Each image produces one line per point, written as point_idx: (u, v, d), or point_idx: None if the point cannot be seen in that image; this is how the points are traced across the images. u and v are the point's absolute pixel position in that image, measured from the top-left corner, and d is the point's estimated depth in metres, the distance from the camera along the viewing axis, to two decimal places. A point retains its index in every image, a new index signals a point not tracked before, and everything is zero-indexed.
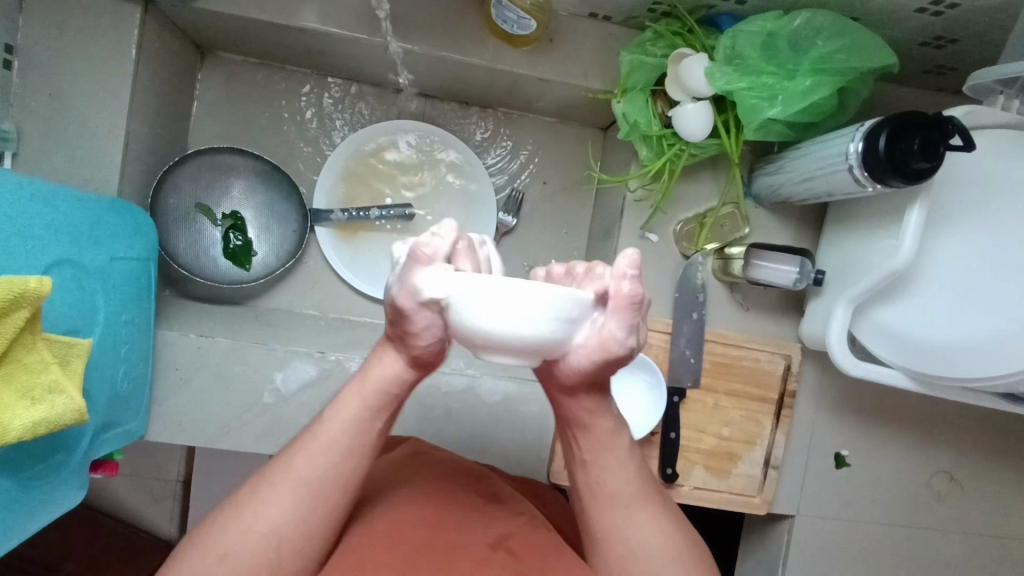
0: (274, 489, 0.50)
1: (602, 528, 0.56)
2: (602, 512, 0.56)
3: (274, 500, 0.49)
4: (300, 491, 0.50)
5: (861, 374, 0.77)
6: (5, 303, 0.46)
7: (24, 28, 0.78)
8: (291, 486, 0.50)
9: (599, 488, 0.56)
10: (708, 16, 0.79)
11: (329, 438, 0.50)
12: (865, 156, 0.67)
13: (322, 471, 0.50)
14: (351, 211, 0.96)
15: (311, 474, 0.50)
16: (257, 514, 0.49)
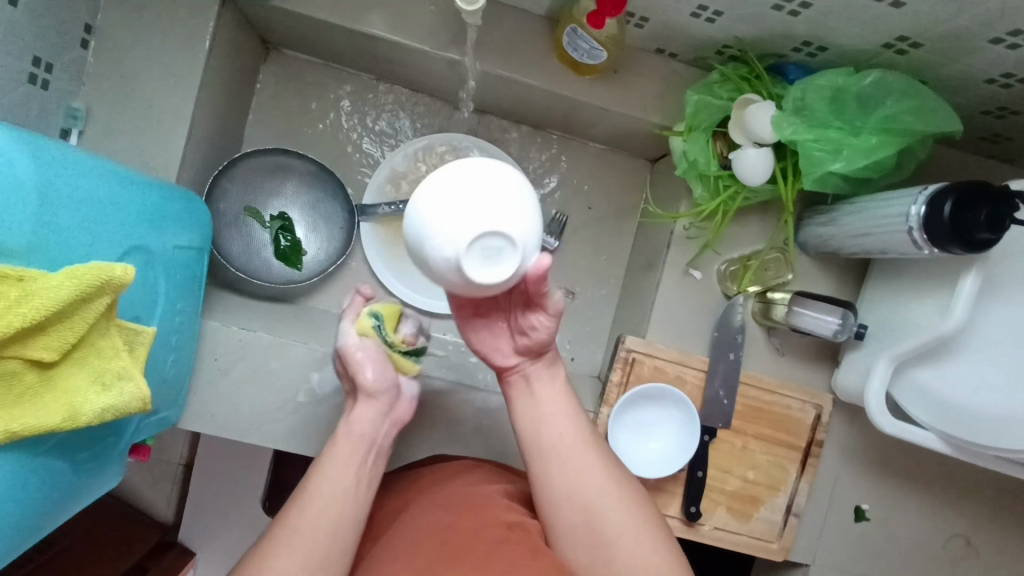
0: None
1: (544, 445, 0.63)
2: (544, 427, 0.64)
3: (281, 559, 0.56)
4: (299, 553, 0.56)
5: (895, 433, 0.78)
6: (93, 288, 0.46)
7: (105, 10, 0.79)
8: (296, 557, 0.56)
9: (540, 407, 0.65)
10: (777, 64, 0.80)
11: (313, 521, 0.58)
12: (927, 220, 0.68)
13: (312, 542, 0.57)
14: (397, 205, 0.97)
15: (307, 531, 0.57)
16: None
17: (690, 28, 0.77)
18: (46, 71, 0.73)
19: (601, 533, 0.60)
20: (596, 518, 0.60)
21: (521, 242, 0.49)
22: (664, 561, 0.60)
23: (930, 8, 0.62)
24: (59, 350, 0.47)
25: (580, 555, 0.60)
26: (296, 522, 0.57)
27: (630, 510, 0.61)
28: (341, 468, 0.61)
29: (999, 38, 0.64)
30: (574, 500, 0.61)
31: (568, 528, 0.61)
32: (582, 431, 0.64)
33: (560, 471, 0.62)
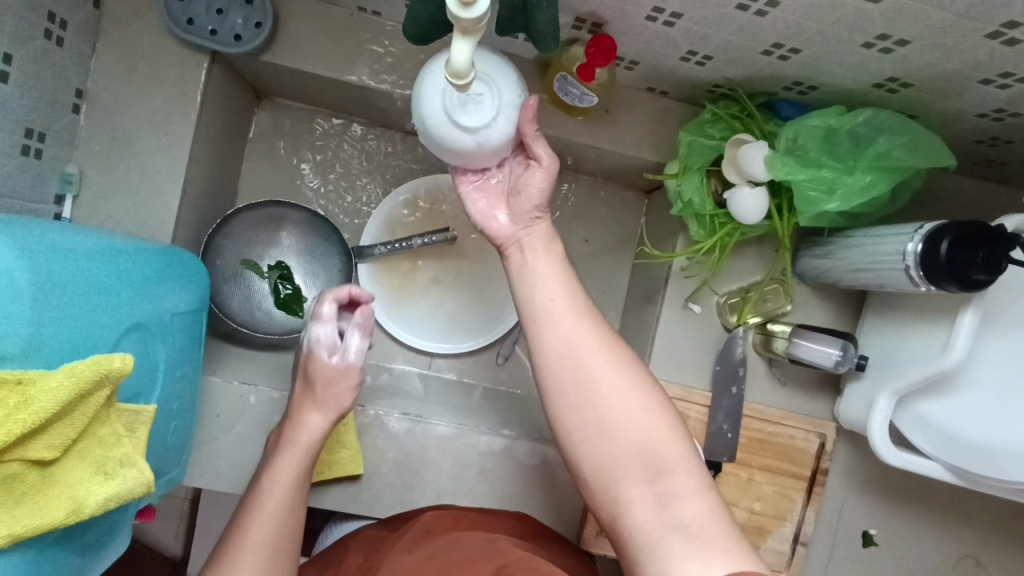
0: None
1: (541, 310, 0.65)
2: (540, 292, 0.66)
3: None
4: (255, 566, 0.67)
5: (900, 464, 0.77)
6: (92, 382, 0.46)
7: (95, 73, 0.79)
8: (256, 547, 0.68)
9: (535, 276, 0.67)
10: (767, 102, 0.80)
11: (285, 479, 0.73)
12: (923, 258, 0.68)
13: (270, 538, 0.69)
14: (394, 243, 0.96)
15: (257, 547, 0.68)
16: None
17: (680, 69, 0.77)
18: (39, 140, 0.73)
19: (590, 390, 0.61)
20: (586, 378, 0.61)
21: (494, 89, 0.62)
22: (655, 425, 0.60)
23: (920, 54, 0.62)
24: (61, 447, 0.47)
25: (573, 413, 0.61)
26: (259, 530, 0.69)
27: (619, 372, 0.61)
28: (319, 425, 0.76)
29: (989, 79, 0.64)
30: (566, 359, 0.62)
31: (560, 386, 0.62)
32: (576, 299, 0.65)
33: (551, 334, 0.63)
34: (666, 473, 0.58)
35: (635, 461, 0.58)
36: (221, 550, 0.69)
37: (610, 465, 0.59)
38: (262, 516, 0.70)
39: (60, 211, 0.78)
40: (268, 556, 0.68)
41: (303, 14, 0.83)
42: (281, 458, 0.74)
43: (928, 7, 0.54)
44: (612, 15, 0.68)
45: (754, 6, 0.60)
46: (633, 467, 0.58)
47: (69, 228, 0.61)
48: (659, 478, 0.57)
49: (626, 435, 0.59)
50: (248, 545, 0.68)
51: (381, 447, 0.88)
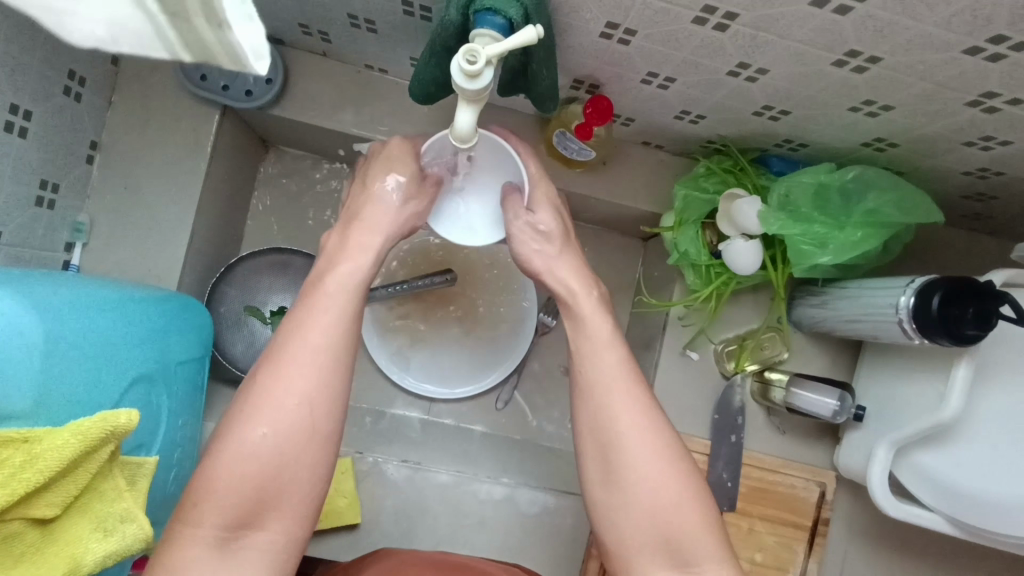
0: (272, 389, 0.55)
1: (592, 376, 0.62)
2: (597, 356, 0.63)
3: (300, 371, 0.56)
4: (311, 360, 0.56)
5: (902, 516, 0.77)
6: (97, 440, 0.46)
7: (110, 126, 0.82)
8: (286, 410, 0.54)
9: (590, 336, 0.65)
10: (760, 156, 0.83)
11: (336, 285, 0.61)
12: (915, 312, 0.69)
13: (328, 345, 0.57)
14: (393, 286, 0.93)
15: (309, 346, 0.57)
16: (285, 402, 0.54)
17: (675, 127, 0.80)
18: (53, 192, 0.75)
19: (630, 469, 0.58)
20: (626, 456, 0.58)
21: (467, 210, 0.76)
22: (685, 507, 0.57)
23: (903, 118, 0.64)
24: (62, 504, 0.47)
25: (600, 490, 0.59)
26: (297, 351, 0.56)
27: (654, 447, 0.59)
28: (355, 268, 0.63)
29: (973, 141, 0.66)
30: (600, 434, 0.60)
31: (601, 461, 0.60)
32: (631, 373, 0.63)
33: (594, 404, 0.61)
34: (693, 562, 0.57)
35: (659, 548, 0.57)
36: (273, 349, 0.57)
37: (633, 550, 0.57)
38: (318, 321, 0.58)
39: (69, 258, 0.80)
40: (324, 373, 0.56)
41: (312, 71, 0.86)
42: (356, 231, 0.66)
43: (908, 80, 0.57)
44: (608, 78, 0.71)
45: (744, 74, 0.63)
46: (657, 552, 0.57)
47: (77, 280, 0.61)
48: (683, 566, 0.57)
49: (652, 523, 0.57)
50: (280, 412, 0.54)
51: (379, 495, 0.89)
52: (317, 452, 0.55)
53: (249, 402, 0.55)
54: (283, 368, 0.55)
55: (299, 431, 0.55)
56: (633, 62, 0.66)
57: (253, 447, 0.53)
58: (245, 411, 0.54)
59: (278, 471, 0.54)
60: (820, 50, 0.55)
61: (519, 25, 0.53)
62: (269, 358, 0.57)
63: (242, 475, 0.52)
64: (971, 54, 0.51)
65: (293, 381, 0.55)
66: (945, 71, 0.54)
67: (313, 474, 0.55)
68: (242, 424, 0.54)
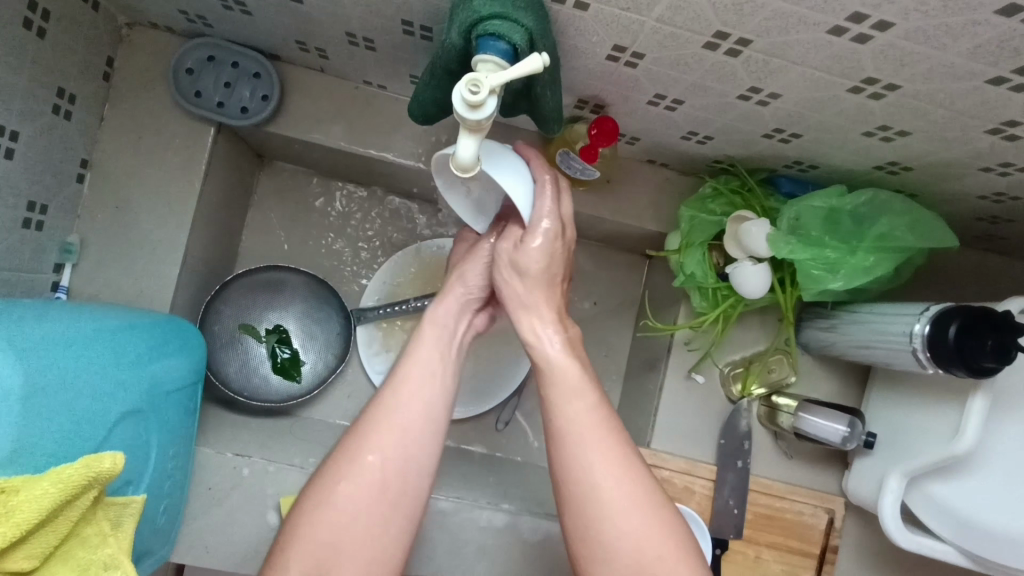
0: (359, 445, 0.65)
1: (563, 427, 0.63)
2: (565, 405, 0.63)
3: (381, 434, 0.65)
4: (394, 430, 0.65)
5: (913, 548, 0.75)
6: (78, 488, 0.44)
7: (101, 144, 0.80)
8: (372, 466, 0.64)
9: (557, 381, 0.65)
10: (768, 177, 0.81)
11: (422, 355, 0.71)
12: (931, 341, 0.67)
13: (417, 408, 0.67)
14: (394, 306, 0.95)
15: (396, 411, 0.66)
16: (365, 458, 0.64)
17: (682, 147, 0.78)
18: (40, 213, 0.73)
19: (604, 519, 0.59)
20: (606, 509, 0.59)
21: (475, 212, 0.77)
22: (672, 559, 0.58)
23: (919, 144, 0.62)
24: (41, 555, 0.44)
25: (582, 542, 0.60)
26: (383, 412, 0.66)
27: (633, 495, 0.60)
28: (442, 329, 0.74)
29: (990, 167, 0.64)
30: (579, 485, 0.60)
31: (578, 514, 0.60)
32: (602, 416, 0.63)
33: (570, 455, 0.61)
34: None
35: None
36: (365, 414, 0.68)
37: None
38: (403, 385, 0.68)
39: (58, 280, 0.77)
40: (404, 437, 0.65)
41: (309, 87, 0.84)
42: (435, 309, 0.75)
43: (926, 106, 0.55)
44: (614, 99, 0.69)
45: (755, 98, 0.61)
46: None
47: (62, 311, 0.59)
48: None
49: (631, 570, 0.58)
50: (361, 469, 0.63)
51: None
52: (393, 510, 0.63)
53: (333, 468, 0.64)
54: (369, 436, 0.65)
55: (377, 487, 0.63)
56: (640, 84, 0.64)
57: (337, 505, 0.62)
58: (331, 465, 0.64)
59: (354, 533, 0.61)
60: (836, 77, 0.53)
61: (523, 51, 0.51)
62: (358, 425, 0.67)
63: (323, 525, 0.61)
64: (995, 83, 0.49)
65: (374, 441, 0.65)
66: (967, 99, 0.52)
67: (387, 533, 0.63)
68: (327, 486, 0.63)
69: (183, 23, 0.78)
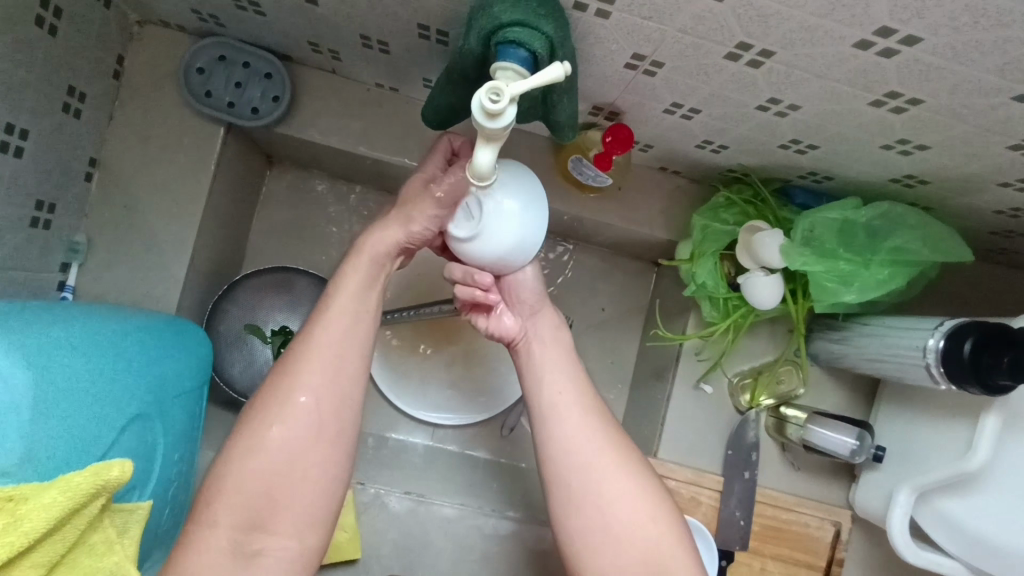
0: (292, 381, 0.61)
1: (547, 400, 0.69)
2: (546, 386, 0.70)
3: (313, 373, 0.61)
4: (327, 367, 0.62)
5: (921, 563, 0.74)
6: (87, 497, 0.43)
7: (109, 143, 0.79)
8: (301, 409, 0.60)
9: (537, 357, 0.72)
10: (782, 187, 0.80)
11: (354, 287, 0.65)
12: (945, 357, 0.67)
13: (339, 345, 0.63)
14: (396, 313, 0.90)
15: (330, 347, 0.63)
16: (296, 400, 0.60)
17: (695, 155, 0.78)
18: (49, 212, 0.72)
19: (592, 480, 0.64)
20: (599, 479, 0.64)
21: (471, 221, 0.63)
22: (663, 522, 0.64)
23: (938, 158, 0.62)
24: (48, 564, 0.43)
25: (574, 517, 0.64)
26: (311, 350, 0.62)
27: (625, 466, 0.65)
28: (385, 238, 0.67)
29: (1008, 182, 0.64)
30: (573, 456, 0.66)
31: (567, 484, 0.65)
32: (583, 391, 0.70)
33: (559, 431, 0.67)
34: None
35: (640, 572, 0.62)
36: (286, 357, 0.63)
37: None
38: (330, 321, 0.64)
39: (64, 279, 0.77)
40: (336, 376, 0.62)
41: (321, 89, 0.84)
42: (368, 240, 0.67)
43: (948, 122, 0.54)
44: (629, 107, 0.69)
45: (773, 109, 0.60)
46: None
47: (71, 313, 0.59)
48: None
49: (635, 544, 0.62)
50: (296, 410, 0.60)
51: (382, 528, 0.86)
52: (326, 456, 0.61)
53: (259, 414, 0.60)
54: (296, 377, 0.61)
55: (310, 430, 0.60)
56: (657, 92, 0.63)
57: (269, 452, 0.59)
58: (272, 408, 0.60)
59: (289, 476, 0.59)
60: (859, 90, 0.53)
61: (543, 58, 0.51)
62: (283, 366, 0.62)
63: (257, 476, 0.58)
64: (1020, 100, 0.49)
65: (304, 380, 0.61)
66: (989, 115, 0.52)
67: (328, 467, 0.61)
68: (260, 426, 0.60)
69: (195, 22, 0.77)
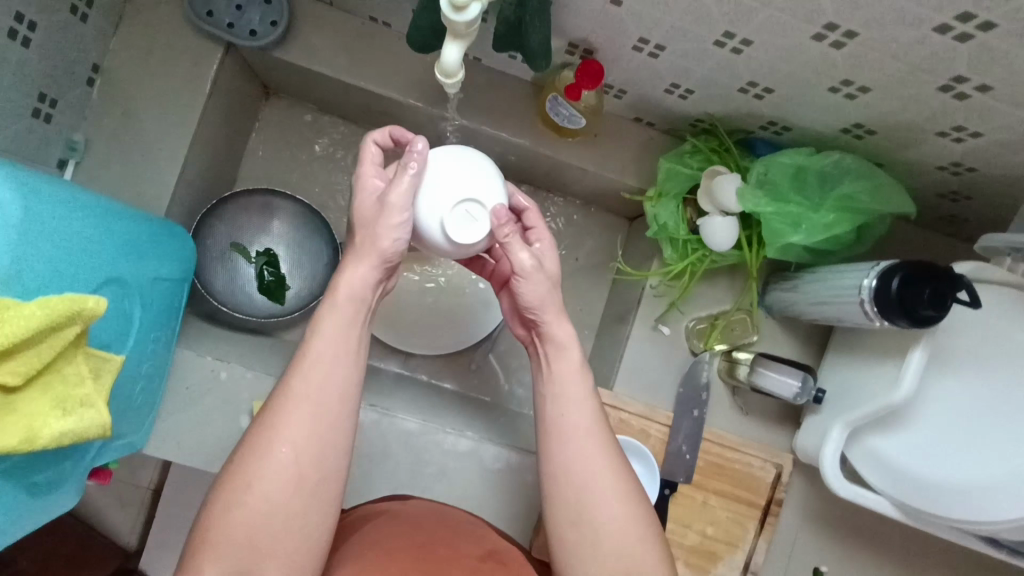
0: (275, 428, 0.56)
1: (558, 427, 0.61)
2: (559, 411, 0.62)
3: (290, 426, 0.56)
4: (307, 418, 0.57)
5: (850, 497, 0.79)
6: (64, 318, 0.48)
7: (113, 52, 0.83)
8: (278, 461, 0.56)
9: (556, 367, 0.63)
10: (745, 139, 0.85)
11: (333, 329, 0.59)
12: (877, 293, 0.71)
13: (322, 395, 0.58)
14: None
15: (308, 400, 0.57)
16: (276, 452, 0.56)
17: (666, 102, 0.82)
18: (50, 106, 0.77)
19: (591, 515, 0.59)
20: (597, 520, 0.59)
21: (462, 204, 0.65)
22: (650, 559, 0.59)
23: (880, 102, 0.67)
24: (26, 375, 0.48)
25: (567, 541, 0.59)
26: (294, 399, 0.57)
27: (625, 506, 0.59)
28: (364, 275, 0.60)
29: (946, 132, 0.68)
30: (578, 490, 0.59)
31: (566, 517, 0.59)
32: (598, 419, 0.62)
33: (562, 456, 0.60)
34: None
35: None
36: (268, 400, 0.58)
37: None
38: (308, 368, 0.58)
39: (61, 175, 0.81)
40: (318, 423, 0.57)
41: (317, 19, 0.88)
42: (346, 278, 0.60)
43: (883, 58, 0.59)
44: (602, 43, 0.73)
45: (730, 44, 0.65)
46: None
47: (65, 182, 0.63)
48: None
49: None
50: (275, 458, 0.56)
51: None
52: (312, 505, 0.57)
53: (247, 454, 0.56)
54: (276, 427, 0.56)
55: (289, 478, 0.56)
56: (626, 25, 0.68)
57: (253, 502, 0.55)
58: (250, 459, 0.55)
59: (271, 524, 0.55)
60: (800, 21, 0.58)
61: None
62: (263, 412, 0.58)
63: (237, 525, 0.54)
64: (941, 32, 0.54)
65: (282, 432, 0.56)
66: (918, 50, 0.57)
67: (319, 511, 0.57)
68: (246, 471, 0.56)
69: None
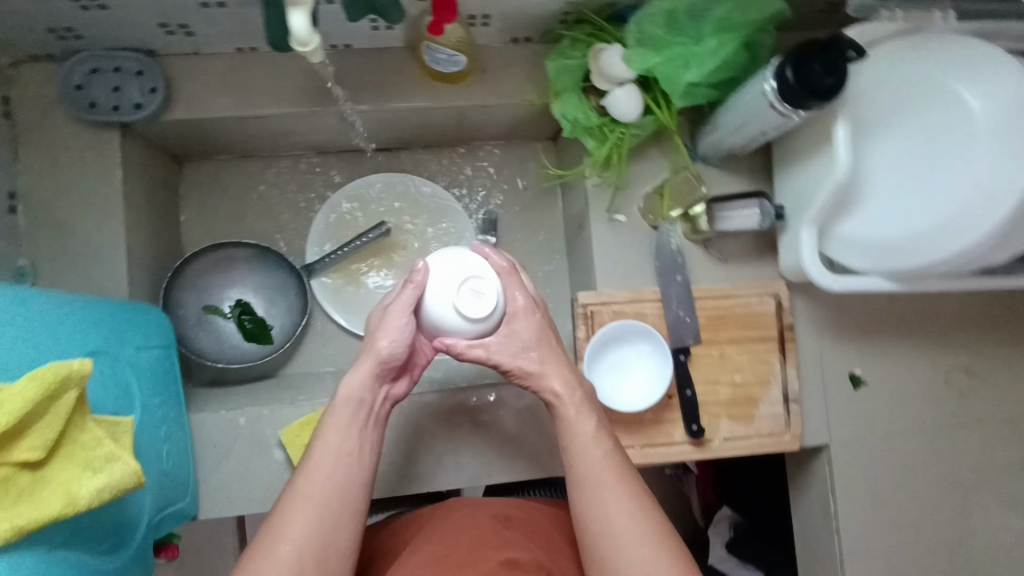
0: (290, 523, 0.61)
1: (580, 470, 0.67)
2: (583, 455, 0.68)
3: (294, 523, 0.61)
4: (309, 517, 0.62)
5: (842, 288, 0.81)
6: (56, 385, 0.50)
7: (22, 175, 0.87)
8: (283, 559, 0.60)
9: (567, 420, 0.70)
10: (615, 13, 0.88)
11: (334, 428, 0.67)
12: (780, 89, 0.74)
13: (326, 491, 0.63)
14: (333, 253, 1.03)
15: (320, 492, 0.63)
16: (280, 551, 0.60)
17: (527, 8, 0.85)
18: None
19: (606, 538, 0.64)
20: (612, 548, 0.63)
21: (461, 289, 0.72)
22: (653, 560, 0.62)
23: None
24: (45, 446, 0.51)
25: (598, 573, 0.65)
26: (308, 491, 0.63)
27: (638, 524, 0.64)
28: (358, 379, 0.69)
29: None
30: (599, 528, 0.65)
31: (591, 547, 0.65)
32: (610, 454, 0.68)
33: (586, 503, 0.66)
34: None
35: None
36: (277, 506, 0.64)
37: None
38: (314, 469, 0.64)
39: None
40: (320, 518, 0.62)
41: (190, 70, 0.91)
42: (351, 376, 0.69)
43: None
44: None
45: None
46: None
47: None
48: None
49: None
50: (283, 554, 0.60)
51: None
52: None
53: (256, 556, 0.60)
54: (284, 526, 0.61)
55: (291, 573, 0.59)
56: None
57: None
58: (257, 559, 0.59)
59: None
60: None
61: None
62: (271, 518, 0.63)
63: None
64: None
65: (287, 530, 0.61)
66: None
67: None
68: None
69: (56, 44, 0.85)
